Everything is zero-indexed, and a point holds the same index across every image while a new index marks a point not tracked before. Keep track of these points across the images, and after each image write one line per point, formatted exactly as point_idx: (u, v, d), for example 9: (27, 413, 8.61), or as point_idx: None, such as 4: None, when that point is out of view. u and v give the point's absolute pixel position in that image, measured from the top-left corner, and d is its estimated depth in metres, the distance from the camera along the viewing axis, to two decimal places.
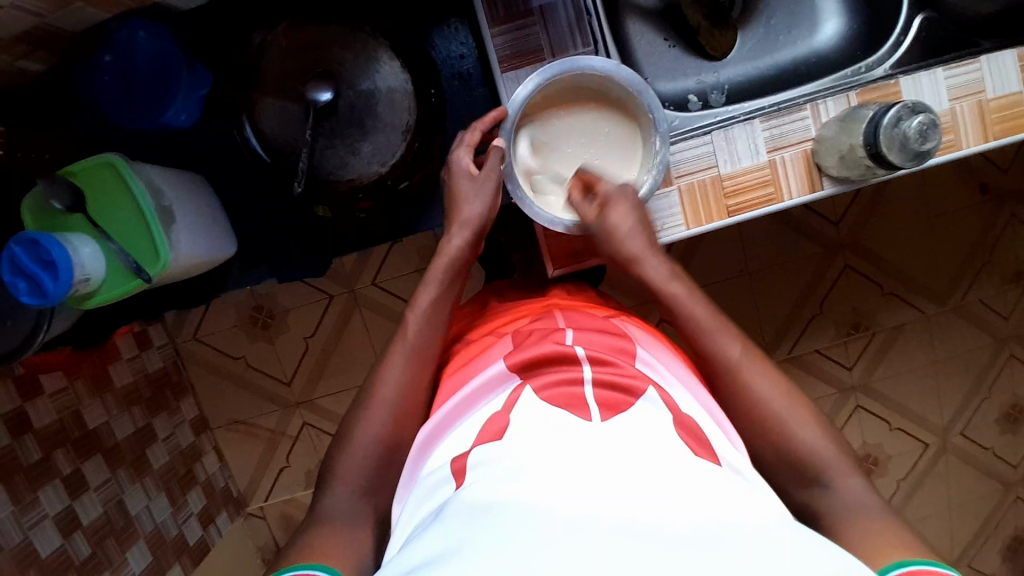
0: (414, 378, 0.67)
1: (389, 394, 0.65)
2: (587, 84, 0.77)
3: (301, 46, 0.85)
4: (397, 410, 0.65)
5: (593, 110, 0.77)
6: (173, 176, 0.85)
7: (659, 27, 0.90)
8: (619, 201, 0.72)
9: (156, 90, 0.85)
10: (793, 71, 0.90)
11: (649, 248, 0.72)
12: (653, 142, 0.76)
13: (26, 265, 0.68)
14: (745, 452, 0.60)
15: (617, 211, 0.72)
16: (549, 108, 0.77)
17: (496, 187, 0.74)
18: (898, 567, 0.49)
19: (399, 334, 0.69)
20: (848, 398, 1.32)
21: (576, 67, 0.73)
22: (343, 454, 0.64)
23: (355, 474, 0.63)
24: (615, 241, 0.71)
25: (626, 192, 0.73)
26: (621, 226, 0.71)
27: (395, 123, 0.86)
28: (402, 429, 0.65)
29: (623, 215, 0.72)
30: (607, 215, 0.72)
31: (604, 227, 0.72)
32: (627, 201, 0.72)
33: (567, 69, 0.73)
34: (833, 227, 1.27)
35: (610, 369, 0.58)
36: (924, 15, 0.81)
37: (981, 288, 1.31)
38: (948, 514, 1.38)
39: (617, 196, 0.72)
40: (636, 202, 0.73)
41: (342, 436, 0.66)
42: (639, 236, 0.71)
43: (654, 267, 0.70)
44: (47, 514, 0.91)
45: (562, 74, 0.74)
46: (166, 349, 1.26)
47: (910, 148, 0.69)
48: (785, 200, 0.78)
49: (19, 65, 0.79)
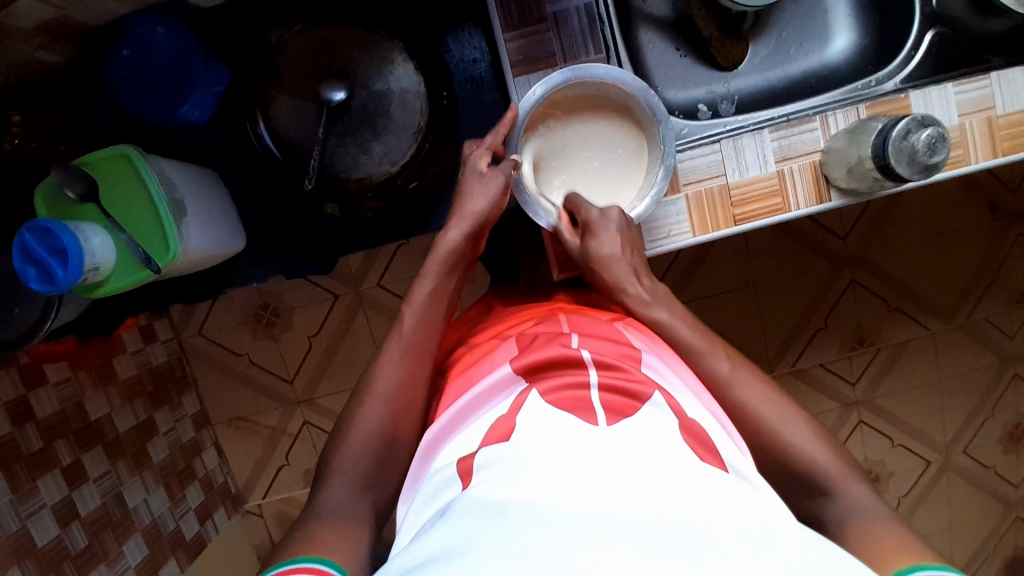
0: (412, 369, 0.67)
1: (388, 382, 0.66)
2: (622, 101, 0.77)
3: (315, 44, 0.85)
4: (394, 402, 0.65)
5: (616, 127, 0.78)
6: (186, 169, 0.86)
7: (670, 37, 0.91)
8: (601, 228, 0.73)
9: (176, 83, 0.87)
10: (804, 83, 0.91)
11: (632, 272, 0.73)
12: (656, 172, 0.76)
13: (37, 252, 0.68)
14: (749, 454, 0.60)
15: (598, 240, 0.73)
16: (577, 111, 0.78)
17: (504, 186, 0.75)
18: (903, 571, 0.49)
19: (395, 328, 0.70)
20: (850, 413, 1.32)
21: (615, 78, 0.74)
22: (341, 447, 0.64)
23: (353, 467, 0.63)
24: (595, 266, 0.74)
25: (609, 218, 0.74)
26: (602, 254, 0.73)
27: (407, 125, 0.87)
28: (399, 421, 0.65)
29: (606, 242, 0.73)
30: (590, 244, 0.73)
31: (586, 254, 0.74)
32: (611, 230, 0.73)
33: (610, 76, 0.74)
34: (839, 242, 1.27)
35: (618, 373, 0.58)
36: (934, 31, 0.82)
37: (986, 307, 1.30)
38: (949, 533, 1.38)
39: (599, 224, 0.73)
40: (620, 228, 0.74)
41: (340, 429, 0.66)
42: (620, 261, 0.72)
43: (634, 290, 0.72)
44: (46, 503, 0.91)
45: (604, 80, 0.74)
46: (171, 344, 1.27)
47: (918, 161, 0.69)
48: (792, 210, 0.78)
49: (37, 56, 0.78)
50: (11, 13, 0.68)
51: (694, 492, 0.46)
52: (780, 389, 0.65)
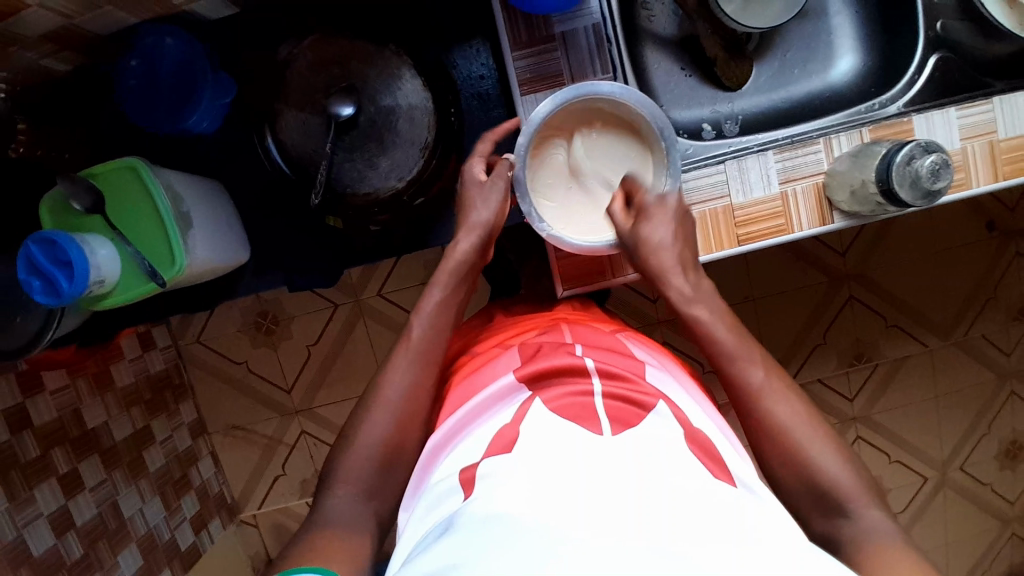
0: (420, 377, 0.67)
1: (396, 393, 0.66)
2: (644, 134, 0.78)
3: (325, 58, 0.86)
4: (401, 411, 0.65)
5: (628, 155, 0.78)
6: (192, 182, 0.86)
7: (676, 55, 0.92)
8: (655, 212, 0.72)
9: (182, 94, 0.87)
10: (808, 105, 0.92)
11: (680, 265, 0.71)
12: None
13: (42, 265, 0.68)
14: (751, 458, 0.60)
15: (651, 224, 0.72)
16: (597, 129, 0.78)
17: (504, 191, 0.76)
18: None
19: (403, 337, 0.70)
20: (848, 427, 1.33)
21: (644, 107, 0.75)
22: (347, 454, 0.64)
23: (357, 476, 0.63)
24: (642, 254, 0.72)
25: (665, 205, 0.73)
26: (651, 240, 0.71)
27: (415, 140, 0.87)
28: (405, 433, 0.65)
29: (658, 228, 0.71)
30: (642, 226, 0.72)
31: (636, 237, 0.72)
32: (665, 217, 0.72)
33: (640, 102, 0.74)
34: (839, 258, 1.27)
35: (624, 384, 0.58)
36: (938, 54, 0.83)
37: (983, 324, 1.31)
38: (945, 550, 1.38)
39: (656, 208, 0.72)
40: (675, 216, 0.73)
41: (345, 437, 0.66)
42: (670, 251, 0.71)
43: (678, 283, 0.70)
44: (42, 512, 0.91)
45: (633, 106, 0.75)
46: (169, 351, 1.26)
47: (921, 186, 0.70)
48: (794, 232, 0.79)
49: (43, 64, 0.81)
50: (19, 21, 0.68)
51: (698, 502, 0.46)
52: (791, 401, 0.65)
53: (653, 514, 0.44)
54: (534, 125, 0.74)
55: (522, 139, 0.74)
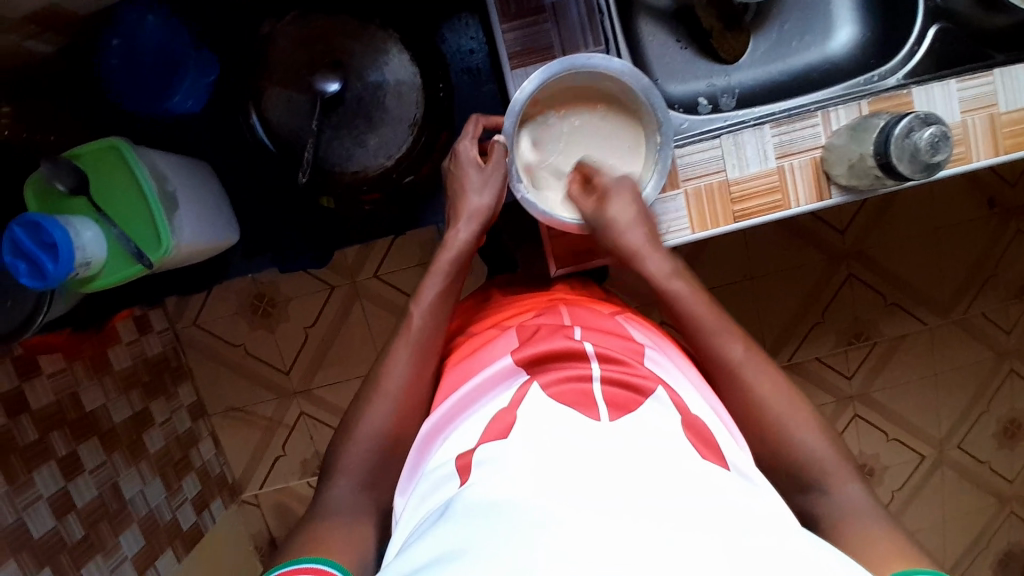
0: (419, 368, 0.66)
1: (396, 384, 0.65)
2: (639, 118, 0.76)
3: (311, 36, 0.85)
4: (401, 402, 0.64)
5: (620, 133, 0.77)
6: (179, 162, 0.85)
7: (671, 28, 0.90)
8: (615, 192, 0.72)
9: (166, 72, 0.87)
10: (805, 78, 0.90)
11: (650, 242, 0.71)
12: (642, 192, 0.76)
13: (27, 247, 0.67)
14: (747, 448, 0.60)
15: (612, 204, 0.71)
16: (592, 105, 0.77)
17: (504, 175, 0.75)
18: None
19: (404, 326, 0.69)
20: (846, 407, 1.32)
21: (644, 91, 0.73)
22: (347, 447, 0.64)
23: (358, 468, 0.63)
24: (610, 235, 0.71)
25: (623, 184, 0.72)
26: (620, 218, 0.70)
27: (403, 117, 0.85)
28: (405, 428, 0.65)
29: (621, 208, 0.71)
30: (602, 209, 0.71)
31: (600, 218, 0.71)
32: (625, 194, 0.72)
33: (641, 86, 0.73)
34: (838, 236, 1.26)
35: (621, 368, 0.57)
36: (938, 26, 0.81)
37: (984, 302, 1.30)
38: (942, 526, 1.38)
39: (614, 188, 0.72)
40: (635, 194, 0.72)
41: (345, 429, 0.65)
42: (636, 228, 0.70)
43: (652, 263, 0.70)
44: (42, 494, 0.91)
45: (634, 89, 0.74)
46: (165, 334, 1.26)
47: (919, 159, 0.69)
48: (791, 207, 0.77)
49: (27, 45, 0.79)
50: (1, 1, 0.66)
51: (691, 484, 0.46)
52: (782, 384, 0.64)
53: (651, 497, 0.44)
54: (540, 79, 0.72)
55: (519, 96, 0.72)
